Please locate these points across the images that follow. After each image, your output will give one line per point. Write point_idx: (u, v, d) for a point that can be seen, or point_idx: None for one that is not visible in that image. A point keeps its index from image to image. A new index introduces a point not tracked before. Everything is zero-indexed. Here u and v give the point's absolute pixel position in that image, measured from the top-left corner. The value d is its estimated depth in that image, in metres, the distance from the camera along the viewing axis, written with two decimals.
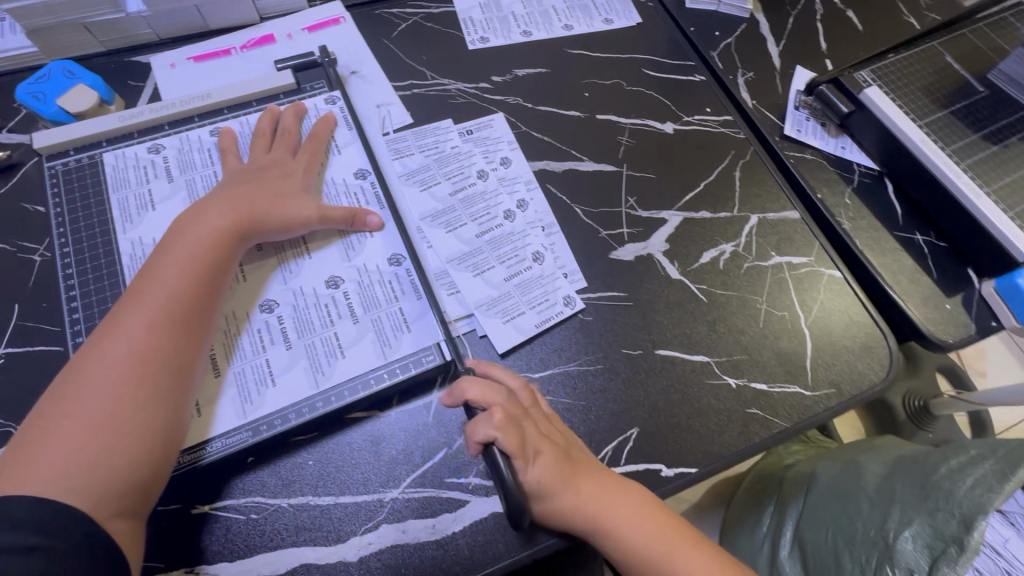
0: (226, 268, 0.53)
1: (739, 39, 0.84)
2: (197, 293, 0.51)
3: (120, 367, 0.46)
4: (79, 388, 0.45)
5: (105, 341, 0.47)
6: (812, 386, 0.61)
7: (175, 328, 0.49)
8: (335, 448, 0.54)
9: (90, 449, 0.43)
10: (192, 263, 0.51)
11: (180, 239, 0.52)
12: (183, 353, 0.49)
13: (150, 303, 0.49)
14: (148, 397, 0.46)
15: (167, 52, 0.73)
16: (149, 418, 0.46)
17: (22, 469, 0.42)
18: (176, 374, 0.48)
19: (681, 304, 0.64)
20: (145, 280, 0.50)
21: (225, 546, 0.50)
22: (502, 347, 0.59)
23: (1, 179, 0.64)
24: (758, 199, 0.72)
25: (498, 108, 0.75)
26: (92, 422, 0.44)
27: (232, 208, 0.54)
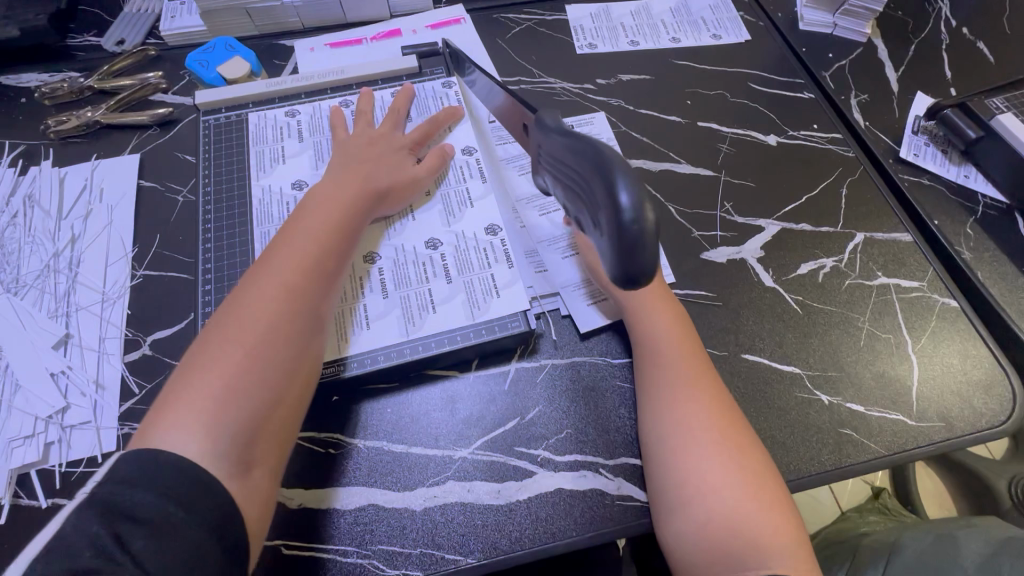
0: (352, 237, 0.56)
1: (854, 61, 0.82)
2: (329, 252, 0.53)
3: (263, 321, 0.46)
4: (227, 338, 0.45)
5: (249, 295, 0.48)
6: (917, 417, 0.56)
7: (312, 283, 0.50)
8: (413, 397, 0.56)
9: (238, 389, 0.43)
10: (324, 227, 0.53)
11: (312, 208, 0.55)
12: (314, 313, 0.50)
13: (286, 258, 0.50)
14: (290, 343, 0.47)
15: (309, 38, 0.81)
16: (289, 362, 0.46)
17: (167, 421, 0.41)
18: (312, 325, 0.49)
19: (772, 312, 0.62)
20: (280, 241, 0.52)
21: (302, 474, 0.52)
22: (585, 327, 0.59)
23: (162, 131, 0.73)
24: (866, 217, 0.68)
25: (600, 108, 0.77)
26: (237, 372, 0.44)
27: (356, 180, 0.58)
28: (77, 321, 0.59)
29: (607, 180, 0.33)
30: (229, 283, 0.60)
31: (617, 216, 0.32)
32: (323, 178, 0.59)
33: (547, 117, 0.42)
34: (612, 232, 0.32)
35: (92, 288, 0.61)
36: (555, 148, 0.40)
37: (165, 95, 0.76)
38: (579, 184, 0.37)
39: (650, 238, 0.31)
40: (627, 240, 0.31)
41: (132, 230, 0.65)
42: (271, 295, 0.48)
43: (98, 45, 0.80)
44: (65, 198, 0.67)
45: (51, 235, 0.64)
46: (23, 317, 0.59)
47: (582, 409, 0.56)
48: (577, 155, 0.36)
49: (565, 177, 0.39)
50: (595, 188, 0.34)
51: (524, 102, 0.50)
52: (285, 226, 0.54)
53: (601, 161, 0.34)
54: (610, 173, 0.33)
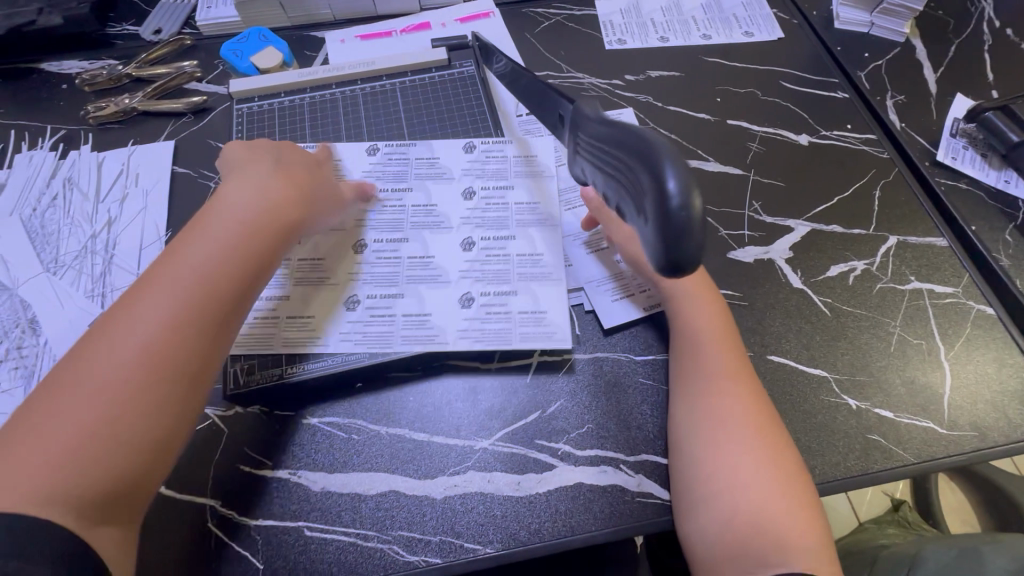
0: (253, 270, 0.49)
1: (890, 61, 0.80)
2: (216, 290, 0.46)
3: (126, 361, 0.41)
4: (85, 378, 0.40)
5: (116, 327, 0.43)
6: (948, 426, 0.55)
7: (194, 327, 0.44)
8: (441, 386, 0.57)
9: (83, 453, 0.39)
10: (214, 259, 0.47)
11: (208, 228, 0.49)
12: (198, 352, 0.44)
13: (161, 296, 0.44)
14: (154, 397, 0.41)
15: (340, 30, 0.82)
16: (151, 419, 0.41)
17: (0, 474, 0.37)
18: (190, 376, 0.44)
19: (800, 314, 0.61)
20: (163, 269, 0.46)
21: (326, 458, 0.53)
22: (610, 323, 0.59)
23: (196, 119, 0.75)
24: (900, 221, 0.67)
25: (628, 104, 0.77)
26: (87, 418, 0.39)
27: (265, 203, 0.52)
28: (111, 301, 0.60)
29: (651, 164, 0.32)
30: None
31: (662, 199, 0.31)
32: (230, 194, 0.52)
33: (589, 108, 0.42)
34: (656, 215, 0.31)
35: (126, 270, 0.63)
36: (596, 138, 0.39)
37: (200, 84, 0.78)
38: (619, 173, 0.36)
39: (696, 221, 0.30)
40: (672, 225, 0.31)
41: (166, 215, 0.67)
42: (135, 340, 0.42)
43: (136, 35, 0.82)
44: (102, 182, 0.69)
45: (88, 218, 0.66)
46: (60, 296, 0.60)
47: (604, 405, 0.56)
48: (619, 144, 0.36)
49: (605, 167, 0.38)
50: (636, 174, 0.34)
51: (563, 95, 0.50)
52: (175, 245, 0.48)
53: (645, 147, 0.33)
54: (654, 158, 0.32)
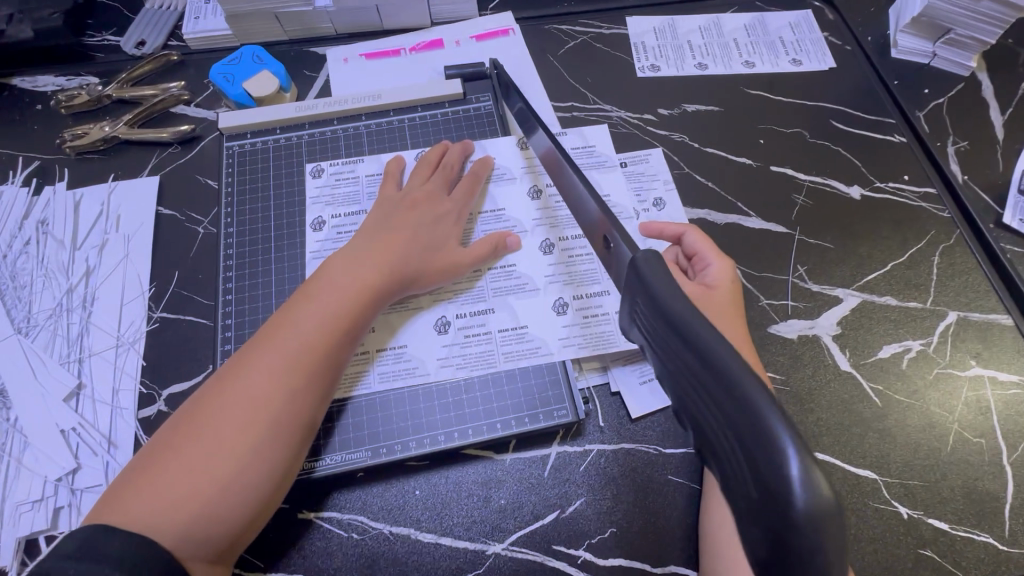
0: (363, 323, 0.50)
1: (954, 99, 0.72)
2: (337, 341, 0.48)
3: (252, 400, 0.43)
4: (216, 409, 0.43)
5: (249, 364, 0.45)
6: (1009, 542, 0.50)
7: (307, 378, 0.46)
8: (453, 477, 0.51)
9: (204, 488, 0.40)
10: (336, 311, 0.49)
11: (336, 274, 0.51)
12: (311, 399, 0.46)
13: (290, 342, 0.46)
14: (266, 443, 0.43)
15: (343, 47, 0.74)
16: (262, 464, 0.42)
17: (132, 495, 0.39)
18: (302, 425, 0.45)
19: (849, 403, 0.55)
20: (292, 312, 0.48)
21: (324, 560, 0.49)
22: (638, 412, 0.54)
23: (184, 150, 0.67)
24: (960, 294, 0.60)
25: (660, 143, 0.69)
26: (212, 453, 0.41)
27: (385, 254, 0.53)
28: (90, 369, 0.55)
29: (760, 441, 0.23)
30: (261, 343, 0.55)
31: (780, 508, 0.22)
32: (355, 244, 0.54)
33: (648, 270, 0.33)
34: (766, 522, 0.23)
35: (106, 332, 0.57)
36: (659, 324, 0.31)
37: (187, 108, 0.70)
38: (700, 405, 0.27)
39: (827, 542, 0.22)
40: (786, 545, 0.22)
41: (149, 265, 0.60)
42: (264, 383, 0.44)
43: (117, 46, 0.74)
44: (80, 225, 0.62)
45: (64, 268, 0.60)
46: (34, 362, 0.55)
47: (630, 506, 0.51)
48: (700, 370, 0.27)
49: (674, 375, 0.29)
50: (732, 435, 0.25)
51: (603, 203, 0.43)
52: (306, 286, 0.51)
53: (744, 403, 0.24)
54: (767, 437, 0.23)
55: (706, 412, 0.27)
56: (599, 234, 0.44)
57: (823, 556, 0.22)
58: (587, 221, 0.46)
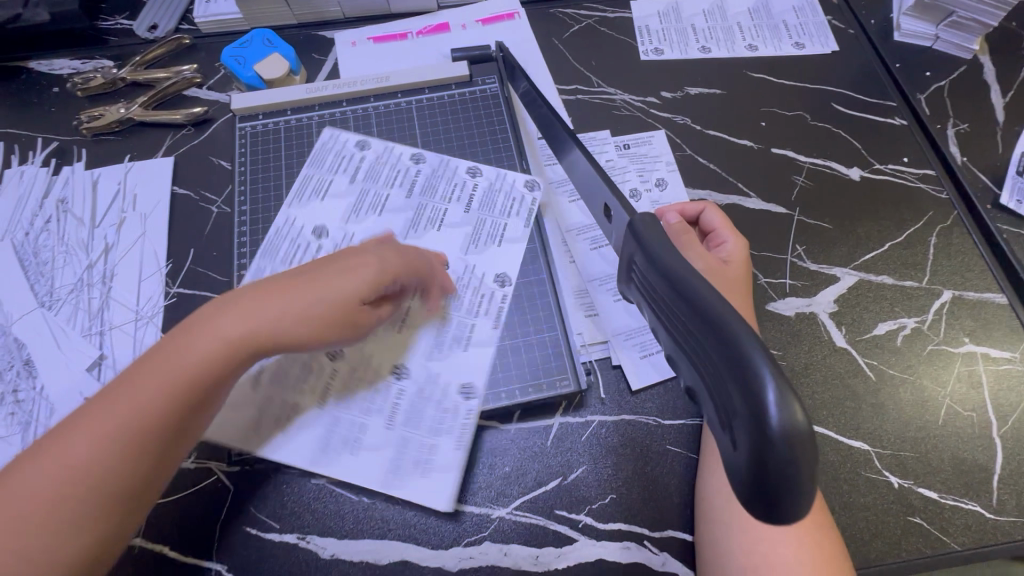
0: (216, 388, 0.45)
1: (956, 82, 0.73)
2: (180, 409, 0.43)
3: (71, 476, 0.39)
4: (31, 478, 0.39)
5: (79, 429, 0.41)
6: (996, 510, 0.51)
7: (141, 454, 0.41)
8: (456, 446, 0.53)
9: (6, 561, 0.38)
10: (182, 376, 0.43)
11: (191, 332, 0.44)
12: (149, 472, 0.42)
13: (128, 406, 0.41)
14: (85, 521, 0.39)
15: (351, 30, 0.75)
16: (77, 540, 0.39)
17: None
18: (129, 501, 0.41)
19: (844, 377, 0.57)
20: (137, 375, 0.42)
21: (337, 522, 0.51)
22: (637, 384, 0.56)
23: (197, 131, 0.69)
24: (956, 272, 0.62)
25: (663, 125, 0.70)
26: (22, 526, 0.38)
27: (253, 311, 0.45)
28: (110, 341, 0.57)
29: (741, 369, 0.25)
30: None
31: (759, 429, 0.24)
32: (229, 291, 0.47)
33: (647, 230, 0.35)
34: (746, 442, 0.25)
35: (126, 306, 0.59)
36: (654, 278, 0.33)
37: (200, 90, 0.72)
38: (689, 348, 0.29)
39: (802, 459, 0.24)
40: (765, 464, 0.24)
41: (166, 243, 0.62)
42: (84, 455, 0.40)
43: (130, 30, 0.76)
44: (98, 204, 0.64)
45: (83, 245, 0.62)
46: (57, 334, 0.57)
47: (630, 474, 0.53)
48: (689, 314, 0.28)
49: (668, 325, 0.31)
50: (716, 370, 0.27)
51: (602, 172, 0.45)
52: (162, 337, 0.44)
53: (728, 337, 0.26)
54: (747, 367, 0.25)
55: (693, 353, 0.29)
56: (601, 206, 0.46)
57: (798, 473, 0.24)
58: (590, 190, 0.48)
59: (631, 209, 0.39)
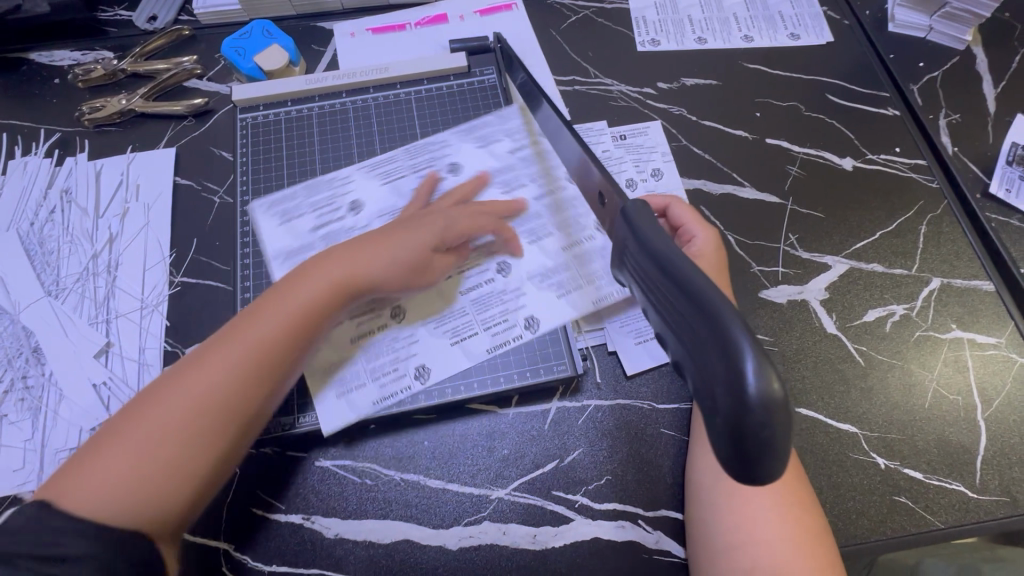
0: (315, 330, 0.50)
1: (948, 73, 0.73)
2: (287, 345, 0.49)
3: (205, 394, 0.45)
4: (169, 397, 0.45)
5: (210, 357, 0.47)
6: (979, 490, 0.53)
7: (261, 377, 0.47)
8: (374, 403, 0.54)
9: (149, 469, 0.43)
10: (287, 318, 0.49)
11: (300, 279, 0.51)
12: (268, 395, 0.48)
13: (244, 342, 0.47)
14: (215, 432, 0.45)
15: (350, 22, 0.75)
16: (199, 461, 0.44)
17: (85, 472, 0.42)
18: (250, 421, 0.47)
19: (834, 362, 0.58)
20: (258, 312, 0.49)
21: (341, 503, 0.53)
22: (632, 369, 0.57)
23: (198, 122, 0.70)
24: (945, 260, 0.63)
25: (659, 116, 0.71)
26: (162, 439, 0.44)
27: (350, 261, 0.52)
28: (117, 329, 0.59)
29: (721, 342, 0.26)
30: (326, 207, 0.61)
31: (736, 398, 0.25)
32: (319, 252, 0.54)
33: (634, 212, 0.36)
34: (723, 409, 0.26)
35: (131, 295, 0.60)
36: (640, 258, 0.34)
37: (200, 81, 0.72)
38: (670, 324, 0.30)
39: (775, 419, 0.25)
40: (742, 426, 0.25)
41: (169, 232, 0.63)
42: (214, 379, 0.46)
43: (130, 21, 0.76)
44: (102, 194, 0.65)
45: (88, 235, 0.63)
46: (65, 322, 0.59)
47: (624, 456, 0.54)
48: (673, 291, 0.30)
49: (652, 302, 0.32)
50: (695, 344, 0.28)
51: (599, 164, 0.45)
52: (276, 284, 0.51)
53: (710, 312, 0.27)
54: (729, 350, 0.26)
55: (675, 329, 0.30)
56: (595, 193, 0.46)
57: (772, 435, 0.25)
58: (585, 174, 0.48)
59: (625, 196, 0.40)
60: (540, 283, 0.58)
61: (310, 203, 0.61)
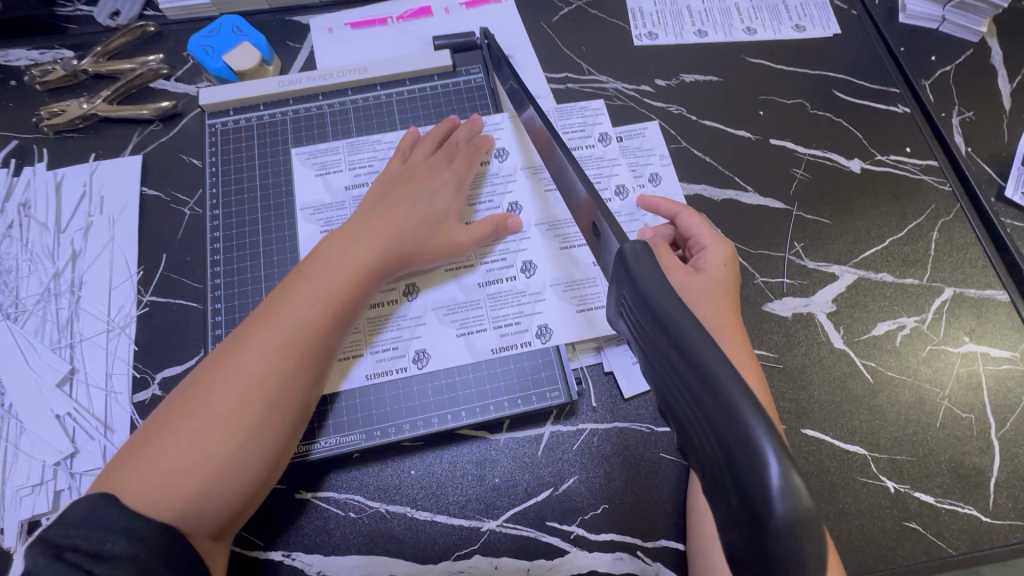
0: (359, 300, 0.50)
1: (961, 67, 0.70)
2: (329, 324, 0.48)
3: (249, 379, 0.44)
4: (213, 386, 0.43)
5: (248, 343, 0.45)
6: (993, 514, 0.51)
7: (305, 358, 0.46)
8: (368, 376, 0.54)
9: (199, 462, 0.41)
10: (331, 290, 0.48)
11: (329, 259, 0.50)
12: (314, 376, 0.47)
13: (282, 325, 0.46)
14: (265, 418, 0.43)
15: (327, 16, 0.70)
16: (259, 442, 0.43)
17: (133, 469, 0.40)
18: (299, 403, 0.46)
19: (841, 380, 0.55)
20: (290, 294, 0.48)
21: (323, 539, 0.50)
22: (630, 391, 0.54)
23: (165, 127, 0.65)
24: (958, 269, 0.60)
25: (657, 116, 0.67)
26: (211, 428, 0.42)
27: (380, 240, 0.51)
28: (81, 354, 0.55)
29: (741, 441, 0.24)
30: (365, 168, 0.61)
31: (757, 512, 0.23)
32: (347, 224, 0.53)
33: (638, 263, 0.33)
34: (745, 522, 0.24)
35: (96, 317, 0.56)
36: (646, 318, 0.31)
37: (167, 82, 0.68)
38: (682, 400, 0.28)
39: (808, 553, 0.23)
40: (767, 554, 0.23)
41: (136, 248, 0.59)
42: (258, 363, 0.44)
43: (90, 16, 0.71)
44: (63, 208, 0.61)
45: (50, 252, 0.59)
46: (25, 348, 0.55)
47: (622, 484, 0.51)
48: (684, 367, 0.27)
49: (659, 370, 0.30)
50: (712, 431, 0.26)
51: (593, 189, 0.42)
52: (304, 265, 0.50)
53: (726, 403, 0.25)
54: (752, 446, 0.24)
55: (687, 408, 0.28)
56: (588, 219, 0.44)
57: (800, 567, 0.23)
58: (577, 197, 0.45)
59: (624, 239, 0.37)
60: (561, 290, 0.57)
61: (350, 161, 0.61)
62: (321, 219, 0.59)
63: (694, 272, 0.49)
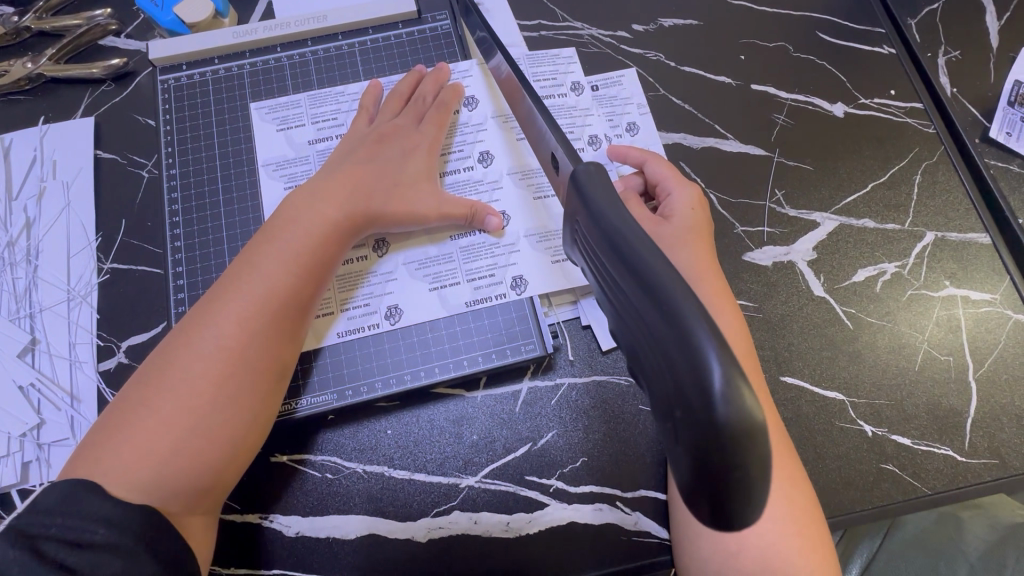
0: (329, 262, 0.48)
1: (949, 4, 0.67)
2: (300, 289, 0.46)
3: (220, 350, 0.42)
4: (182, 360, 0.42)
5: (215, 312, 0.43)
6: (969, 454, 0.51)
7: (276, 324, 0.45)
8: (340, 334, 0.52)
9: (176, 436, 0.40)
10: (299, 252, 0.46)
11: (294, 219, 0.48)
12: (288, 341, 0.46)
13: (250, 291, 0.44)
14: (242, 386, 0.42)
15: None
16: (235, 410, 0.42)
17: (107, 451, 0.39)
18: (275, 368, 0.45)
19: (821, 326, 0.55)
20: (255, 258, 0.46)
21: (301, 500, 0.49)
22: (608, 344, 0.53)
23: (118, 88, 0.62)
24: (940, 213, 0.59)
25: (634, 63, 0.64)
26: (184, 402, 0.41)
27: (348, 202, 0.49)
28: (42, 324, 0.53)
29: (684, 349, 0.24)
30: (329, 122, 0.58)
31: (702, 420, 0.23)
32: (311, 181, 0.51)
33: (587, 185, 0.32)
34: (690, 434, 0.24)
35: (56, 286, 0.54)
36: (598, 242, 0.30)
37: (117, 39, 0.64)
38: (633, 320, 0.28)
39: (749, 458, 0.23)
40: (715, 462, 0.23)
41: (93, 213, 0.57)
42: (226, 332, 0.43)
43: None
44: (13, 174, 0.58)
45: (3, 222, 0.57)
46: None
47: (601, 437, 0.51)
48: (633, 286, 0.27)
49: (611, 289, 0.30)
50: (659, 342, 0.25)
51: (555, 125, 0.40)
52: (268, 227, 0.48)
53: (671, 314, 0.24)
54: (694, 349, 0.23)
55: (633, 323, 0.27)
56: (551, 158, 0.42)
57: (742, 474, 0.24)
58: (540, 139, 0.43)
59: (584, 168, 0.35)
60: (535, 242, 0.55)
61: (312, 114, 0.58)
62: (285, 176, 0.56)
63: (662, 220, 0.48)
